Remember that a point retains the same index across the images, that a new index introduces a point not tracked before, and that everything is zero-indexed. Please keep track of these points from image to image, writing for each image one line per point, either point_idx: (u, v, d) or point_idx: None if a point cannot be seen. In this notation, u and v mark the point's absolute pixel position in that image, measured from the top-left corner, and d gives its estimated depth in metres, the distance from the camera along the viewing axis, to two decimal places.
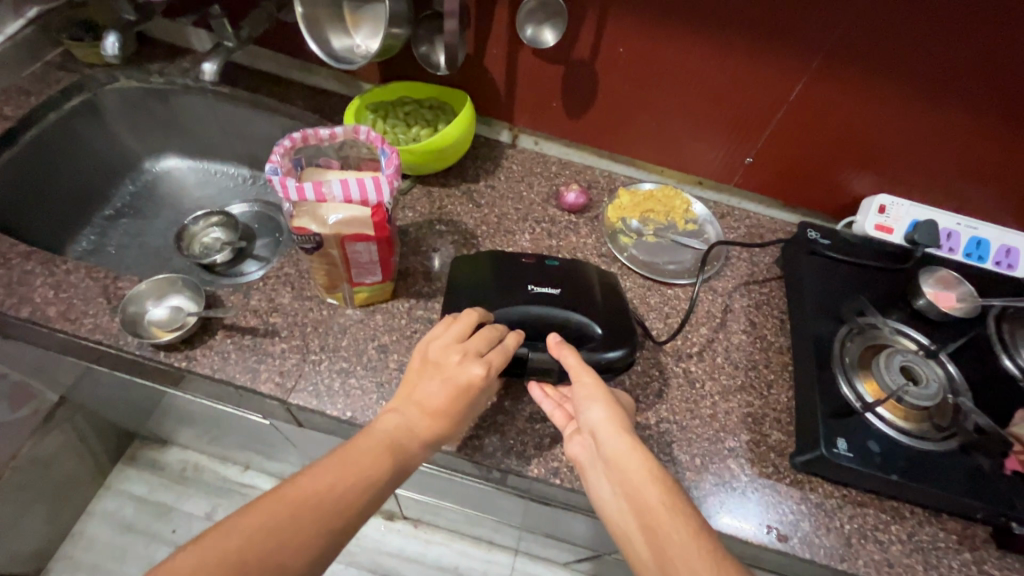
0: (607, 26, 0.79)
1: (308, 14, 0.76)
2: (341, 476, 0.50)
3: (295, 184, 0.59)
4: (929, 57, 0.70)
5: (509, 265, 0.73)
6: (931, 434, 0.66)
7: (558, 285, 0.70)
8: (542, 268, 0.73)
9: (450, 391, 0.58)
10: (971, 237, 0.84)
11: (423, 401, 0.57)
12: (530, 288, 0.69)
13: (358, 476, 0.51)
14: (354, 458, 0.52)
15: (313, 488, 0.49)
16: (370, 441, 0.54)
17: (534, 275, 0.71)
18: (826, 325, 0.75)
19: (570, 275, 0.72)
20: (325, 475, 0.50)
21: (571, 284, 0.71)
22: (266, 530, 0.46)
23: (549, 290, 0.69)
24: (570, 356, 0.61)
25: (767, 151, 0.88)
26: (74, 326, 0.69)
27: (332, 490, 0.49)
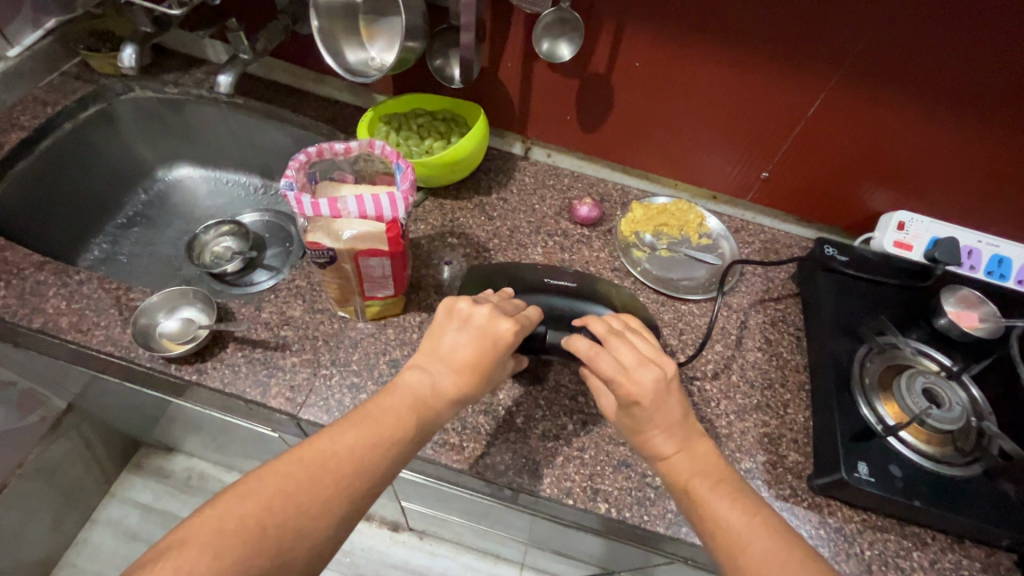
0: (624, 40, 0.78)
1: (324, 28, 0.76)
2: (364, 437, 0.48)
3: (310, 200, 0.57)
4: (955, 74, 0.69)
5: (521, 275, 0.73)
6: (954, 458, 0.65)
7: (574, 278, 0.72)
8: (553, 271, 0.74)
9: (478, 345, 0.56)
10: (993, 255, 0.83)
11: (451, 355, 0.56)
12: (546, 280, 0.71)
13: (381, 435, 0.49)
14: (377, 417, 0.50)
15: (337, 450, 0.47)
16: (393, 400, 0.52)
17: (550, 270, 0.74)
18: (844, 344, 0.74)
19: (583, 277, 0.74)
20: (347, 435, 0.48)
21: (587, 282, 0.73)
22: (289, 493, 0.44)
23: (566, 283, 0.71)
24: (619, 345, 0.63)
25: (784, 166, 0.87)
26: (86, 337, 0.69)
27: (351, 449, 0.47)
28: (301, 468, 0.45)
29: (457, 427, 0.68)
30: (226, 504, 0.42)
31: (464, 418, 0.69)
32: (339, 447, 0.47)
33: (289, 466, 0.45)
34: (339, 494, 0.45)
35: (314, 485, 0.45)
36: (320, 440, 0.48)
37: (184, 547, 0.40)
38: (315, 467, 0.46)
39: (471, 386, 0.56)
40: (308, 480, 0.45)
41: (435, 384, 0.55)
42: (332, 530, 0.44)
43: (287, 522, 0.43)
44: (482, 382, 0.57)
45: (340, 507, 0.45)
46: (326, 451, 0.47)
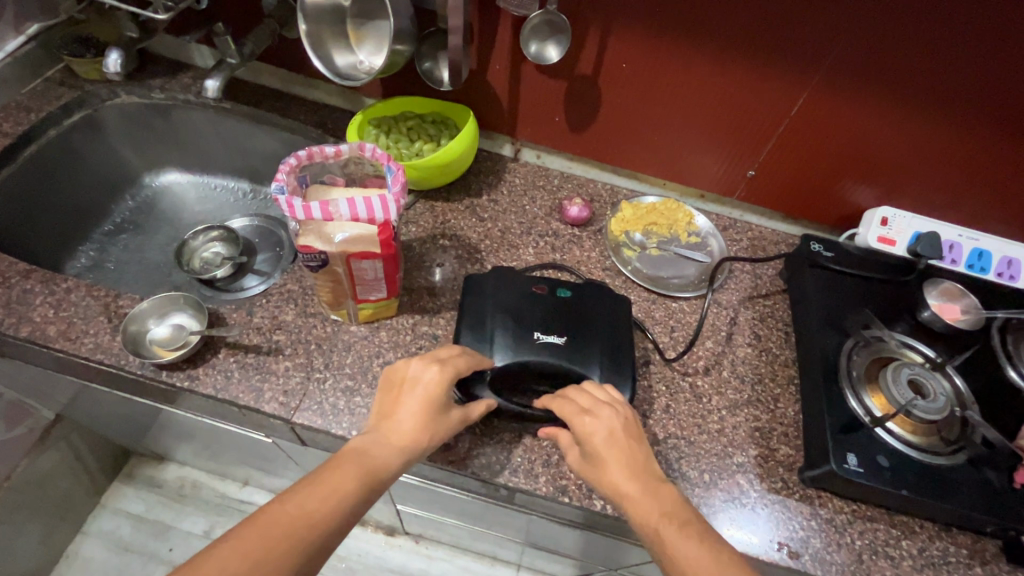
0: (609, 42, 0.79)
1: (312, 32, 0.76)
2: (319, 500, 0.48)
3: (301, 204, 0.57)
4: (931, 71, 0.71)
5: (515, 303, 0.70)
6: (939, 448, 0.66)
7: (565, 330, 0.69)
8: (553, 303, 0.71)
9: (422, 400, 0.58)
10: (973, 249, 0.84)
11: (401, 415, 0.57)
12: (536, 336, 0.67)
13: (330, 498, 0.48)
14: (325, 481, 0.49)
15: (287, 518, 0.46)
16: (336, 467, 0.51)
17: (542, 317, 0.69)
18: (832, 338, 0.75)
19: (573, 315, 0.70)
20: (295, 502, 0.47)
21: (577, 325, 0.69)
22: (233, 573, 0.41)
23: (555, 339, 0.68)
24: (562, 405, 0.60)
25: (770, 164, 0.88)
26: (74, 345, 0.68)
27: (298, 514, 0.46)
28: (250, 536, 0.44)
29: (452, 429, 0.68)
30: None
31: None
32: (296, 514, 0.46)
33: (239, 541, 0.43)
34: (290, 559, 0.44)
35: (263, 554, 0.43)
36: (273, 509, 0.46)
37: None
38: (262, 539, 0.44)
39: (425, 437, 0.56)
40: (256, 555, 0.43)
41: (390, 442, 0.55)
42: None
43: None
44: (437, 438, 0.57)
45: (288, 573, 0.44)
46: (277, 518, 0.45)
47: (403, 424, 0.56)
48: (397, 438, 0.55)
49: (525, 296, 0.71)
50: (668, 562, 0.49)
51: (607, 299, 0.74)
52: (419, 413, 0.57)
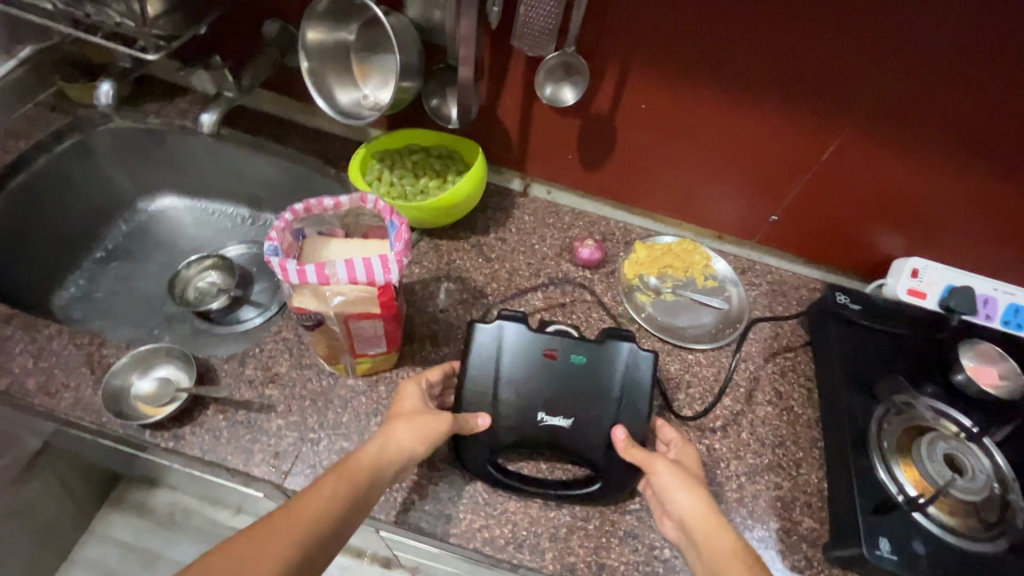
0: (628, 80, 0.75)
1: (314, 68, 0.72)
2: (306, 505, 0.47)
3: (296, 267, 0.53)
4: (976, 119, 0.66)
5: (523, 373, 0.64)
6: (978, 532, 0.61)
7: (571, 411, 0.63)
8: (566, 372, 0.64)
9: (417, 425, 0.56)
10: (1009, 304, 0.80)
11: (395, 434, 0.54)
12: (541, 419, 0.63)
13: (315, 506, 0.47)
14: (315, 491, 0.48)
15: (280, 527, 0.45)
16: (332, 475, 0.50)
17: (549, 393, 0.64)
18: (860, 402, 0.71)
19: (584, 385, 0.64)
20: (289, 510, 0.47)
21: (588, 399, 0.63)
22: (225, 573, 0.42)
23: (560, 421, 0.63)
24: (638, 450, 0.59)
25: (794, 208, 0.84)
26: (53, 401, 0.64)
27: (288, 523, 0.46)
28: (243, 545, 0.44)
29: (454, 497, 0.64)
30: None
31: (462, 487, 0.65)
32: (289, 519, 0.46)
33: (230, 548, 0.44)
34: (279, 563, 0.44)
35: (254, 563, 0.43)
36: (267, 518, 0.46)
37: None
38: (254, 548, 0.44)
39: (402, 436, 0.54)
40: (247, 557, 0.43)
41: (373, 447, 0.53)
42: None
43: None
44: (416, 432, 0.55)
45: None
46: (265, 527, 0.45)
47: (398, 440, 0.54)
48: (389, 457, 0.53)
49: (533, 361, 0.65)
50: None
51: (629, 356, 0.65)
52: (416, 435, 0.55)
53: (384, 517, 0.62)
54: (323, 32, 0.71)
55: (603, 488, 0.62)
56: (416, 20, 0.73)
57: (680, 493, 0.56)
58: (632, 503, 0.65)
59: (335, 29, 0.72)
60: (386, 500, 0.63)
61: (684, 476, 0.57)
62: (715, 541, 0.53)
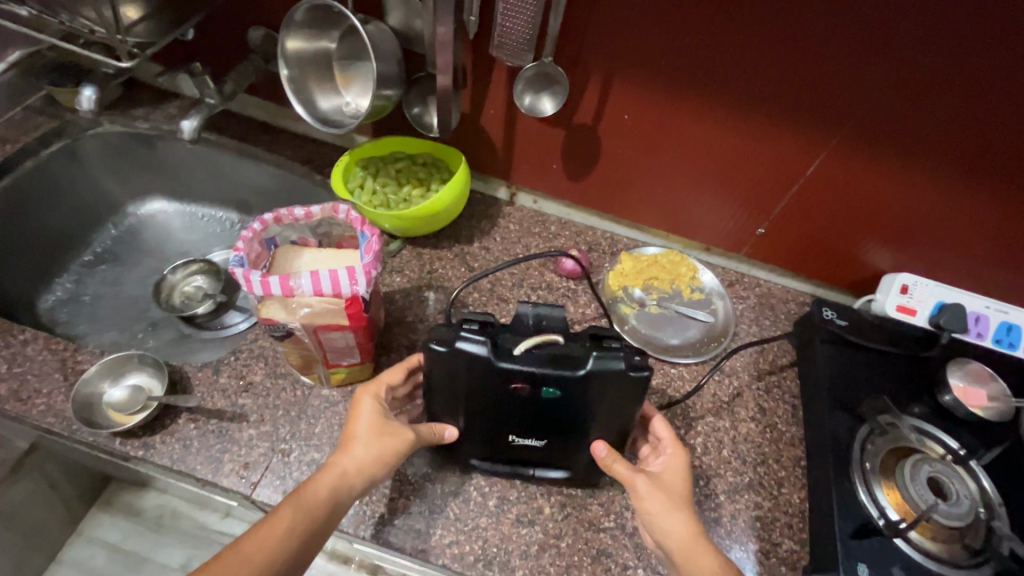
0: (611, 91, 0.74)
1: (294, 76, 0.72)
2: (262, 541, 0.47)
3: (260, 278, 0.53)
4: (967, 135, 0.64)
5: (490, 405, 0.56)
6: (962, 559, 0.59)
7: (544, 434, 0.58)
8: (537, 405, 0.55)
9: (378, 448, 0.55)
10: (1002, 322, 0.77)
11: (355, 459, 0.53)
12: (510, 439, 0.59)
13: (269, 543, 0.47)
14: (270, 526, 0.48)
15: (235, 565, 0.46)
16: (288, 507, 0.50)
17: (520, 424, 0.57)
18: (844, 421, 0.69)
19: (559, 412, 0.56)
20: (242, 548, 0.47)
21: (561, 427, 0.57)
22: None
23: (533, 442, 0.59)
24: (622, 467, 0.55)
25: (781, 222, 0.82)
26: (25, 407, 0.63)
27: (242, 562, 0.46)
28: None
29: (425, 511, 0.63)
30: None
31: (433, 501, 0.64)
32: (242, 558, 0.46)
33: None
34: None
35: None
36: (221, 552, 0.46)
37: None
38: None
39: (363, 462, 0.53)
40: None
41: (330, 473, 0.52)
42: None
43: None
44: (377, 460, 0.54)
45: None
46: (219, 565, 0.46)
47: (359, 464, 0.53)
48: (347, 484, 0.52)
49: (498, 393, 0.55)
50: None
51: (615, 386, 0.53)
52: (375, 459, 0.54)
53: (352, 530, 0.62)
54: (303, 41, 0.71)
55: (576, 478, 0.64)
56: (397, 28, 0.72)
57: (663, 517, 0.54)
58: (606, 521, 0.64)
59: (316, 37, 0.71)
60: (355, 514, 0.62)
61: (668, 498, 0.55)
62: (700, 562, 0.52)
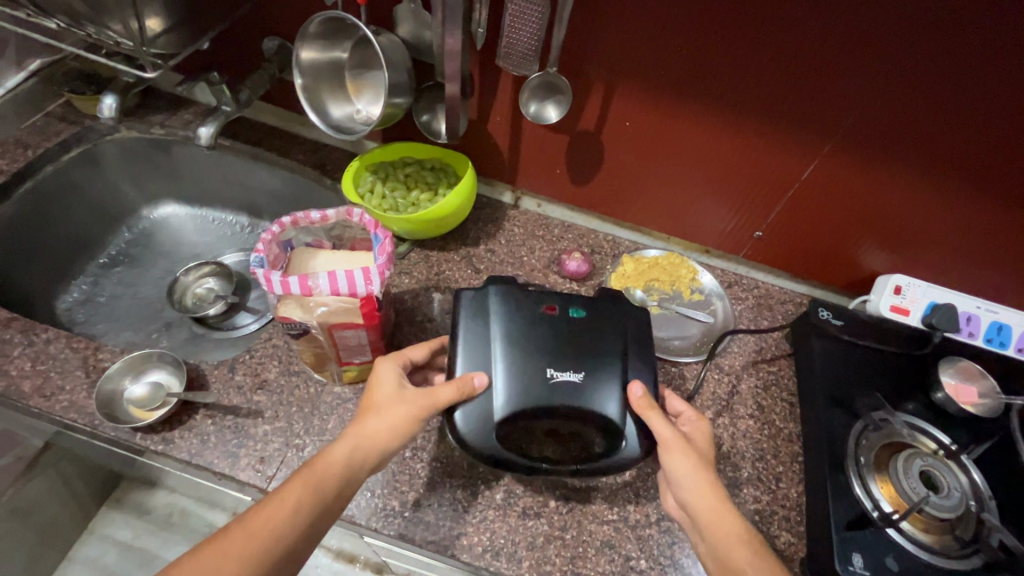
0: (613, 98, 0.76)
1: (308, 85, 0.75)
2: (271, 515, 0.50)
3: (280, 278, 0.55)
4: (957, 142, 0.67)
5: (523, 329, 0.64)
6: (952, 550, 0.62)
7: (580, 368, 0.61)
8: (565, 324, 0.64)
9: (392, 419, 0.56)
10: (992, 322, 0.79)
11: (368, 431, 0.55)
12: (548, 374, 0.60)
13: (288, 507, 0.51)
14: (290, 493, 0.52)
15: (260, 527, 0.50)
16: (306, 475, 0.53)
17: (552, 355, 0.62)
18: (839, 417, 0.71)
19: (580, 338, 0.64)
20: (267, 512, 0.51)
21: (591, 357, 0.62)
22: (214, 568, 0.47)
23: (570, 377, 0.60)
24: (657, 418, 0.59)
25: (778, 225, 0.85)
26: (49, 404, 0.66)
27: (265, 525, 0.50)
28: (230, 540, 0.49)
29: (434, 504, 0.65)
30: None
31: (442, 494, 0.66)
32: (265, 521, 0.50)
33: (219, 544, 0.49)
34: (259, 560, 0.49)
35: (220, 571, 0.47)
36: (235, 523, 0.50)
37: None
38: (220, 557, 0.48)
39: (376, 434, 0.55)
40: (231, 554, 0.48)
41: (343, 445, 0.55)
42: None
43: None
44: (388, 430, 0.56)
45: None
46: (247, 527, 0.50)
47: (376, 434, 0.55)
48: (361, 453, 0.55)
49: (532, 314, 0.65)
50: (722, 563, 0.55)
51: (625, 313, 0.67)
52: (389, 429, 0.56)
53: (364, 522, 0.64)
54: (317, 51, 0.74)
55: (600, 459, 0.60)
56: (407, 39, 0.75)
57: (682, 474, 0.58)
58: (610, 514, 0.66)
59: (330, 48, 0.74)
60: (368, 506, 0.65)
61: (695, 455, 0.59)
62: (721, 529, 0.55)
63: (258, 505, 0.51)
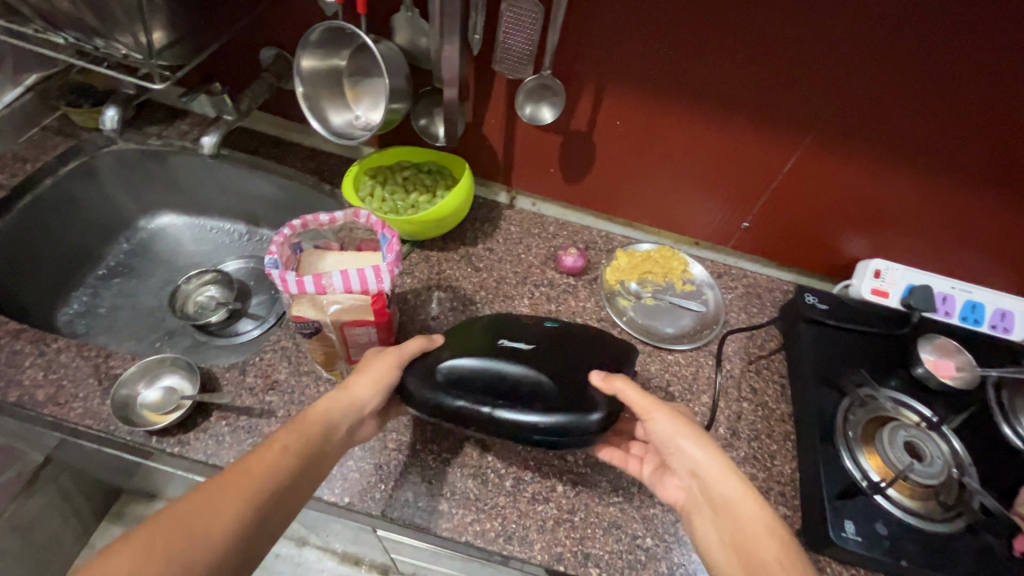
0: (603, 99, 0.80)
1: (308, 93, 0.77)
2: (265, 456, 0.50)
3: (295, 278, 0.58)
4: (927, 131, 0.71)
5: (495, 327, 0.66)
6: (937, 514, 0.65)
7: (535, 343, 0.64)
8: (537, 326, 0.67)
9: (372, 376, 0.60)
10: (966, 301, 0.85)
11: (351, 387, 0.59)
12: (500, 341, 0.63)
13: (281, 450, 0.51)
14: (279, 439, 0.52)
15: (253, 467, 0.48)
16: (296, 426, 0.54)
17: (512, 331, 0.65)
18: (828, 396, 0.75)
19: (549, 336, 0.66)
20: (258, 456, 0.50)
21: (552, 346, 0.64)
22: (208, 502, 0.45)
23: (523, 344, 0.63)
24: (629, 387, 0.59)
25: (763, 216, 0.89)
26: (63, 411, 0.67)
27: (259, 465, 0.49)
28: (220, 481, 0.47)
29: (446, 493, 0.68)
30: (152, 532, 0.43)
31: (453, 484, 0.68)
32: (258, 463, 0.49)
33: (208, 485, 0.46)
34: (253, 498, 0.47)
35: (220, 507, 0.45)
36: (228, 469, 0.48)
37: (119, 553, 0.41)
38: (217, 494, 0.46)
39: (358, 389, 0.59)
40: (223, 490, 0.46)
41: (327, 401, 0.57)
42: (236, 524, 0.45)
43: (213, 531, 0.44)
44: (367, 379, 0.59)
45: (250, 521, 0.46)
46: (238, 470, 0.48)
47: (361, 388, 0.59)
48: (346, 408, 0.57)
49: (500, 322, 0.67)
50: (734, 533, 0.54)
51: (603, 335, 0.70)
52: (371, 383, 0.59)
53: (379, 513, 0.66)
54: (317, 60, 0.76)
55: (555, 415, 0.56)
56: (404, 46, 0.78)
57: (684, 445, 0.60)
58: (616, 496, 0.69)
59: (328, 56, 0.76)
60: (383, 498, 0.67)
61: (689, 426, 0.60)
62: (737, 511, 0.55)
63: (249, 453, 0.50)
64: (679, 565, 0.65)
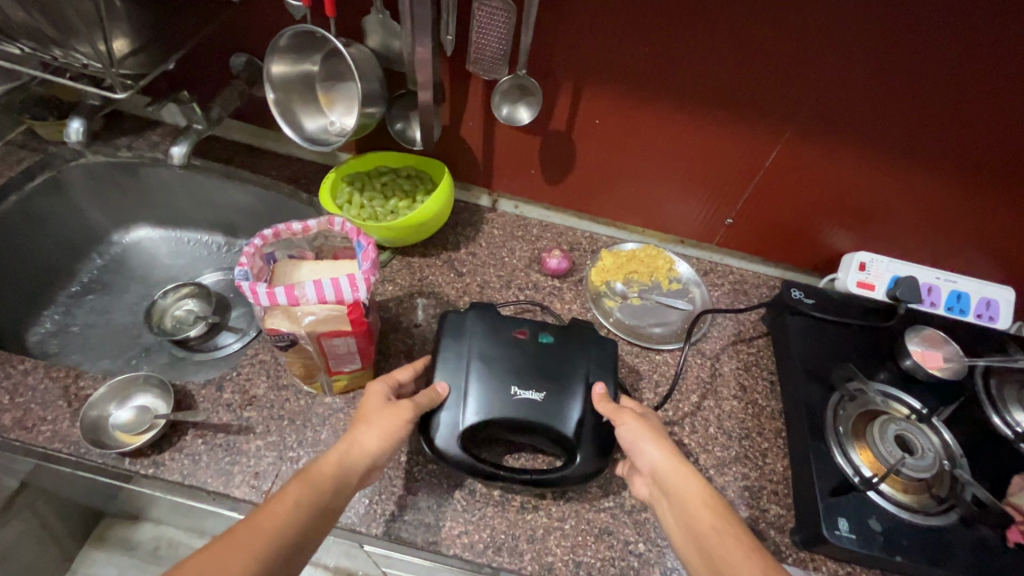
0: (581, 98, 0.79)
1: (280, 100, 0.75)
2: (273, 515, 0.46)
3: (265, 289, 0.55)
4: (903, 123, 0.71)
5: (490, 351, 0.68)
6: (930, 508, 0.65)
7: (543, 385, 0.65)
8: (535, 347, 0.68)
9: (383, 428, 0.56)
10: (951, 291, 0.86)
11: (362, 439, 0.55)
12: (513, 392, 0.65)
13: (288, 506, 0.47)
14: (287, 495, 0.48)
15: (261, 526, 0.45)
16: (306, 480, 0.50)
17: (515, 373, 0.66)
18: (817, 391, 0.74)
19: (550, 362, 0.67)
20: (265, 514, 0.46)
21: (553, 377, 0.66)
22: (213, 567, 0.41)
23: (531, 394, 0.65)
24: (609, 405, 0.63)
25: (746, 212, 0.88)
26: (30, 435, 0.64)
27: (266, 524, 0.45)
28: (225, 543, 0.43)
29: (433, 505, 0.66)
30: None
31: (441, 495, 0.67)
32: (265, 522, 0.45)
33: (212, 547, 0.42)
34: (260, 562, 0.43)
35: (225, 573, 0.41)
36: (232, 529, 0.44)
37: None
38: (223, 560, 0.42)
39: (368, 438, 0.55)
40: (229, 553, 0.42)
41: (335, 452, 0.53)
42: None
43: None
44: (378, 433, 0.56)
45: None
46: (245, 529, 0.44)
47: (372, 441, 0.55)
48: (358, 460, 0.54)
49: (501, 340, 0.69)
50: (696, 530, 0.52)
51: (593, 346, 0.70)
52: (383, 436, 0.56)
53: (363, 529, 0.64)
54: (287, 66, 0.74)
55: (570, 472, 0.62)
56: (377, 50, 0.76)
57: (650, 445, 0.58)
58: (606, 501, 0.68)
59: (299, 61, 0.75)
60: (366, 513, 0.65)
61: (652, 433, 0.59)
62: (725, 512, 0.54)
63: (255, 511, 0.46)
64: (673, 570, 0.64)
